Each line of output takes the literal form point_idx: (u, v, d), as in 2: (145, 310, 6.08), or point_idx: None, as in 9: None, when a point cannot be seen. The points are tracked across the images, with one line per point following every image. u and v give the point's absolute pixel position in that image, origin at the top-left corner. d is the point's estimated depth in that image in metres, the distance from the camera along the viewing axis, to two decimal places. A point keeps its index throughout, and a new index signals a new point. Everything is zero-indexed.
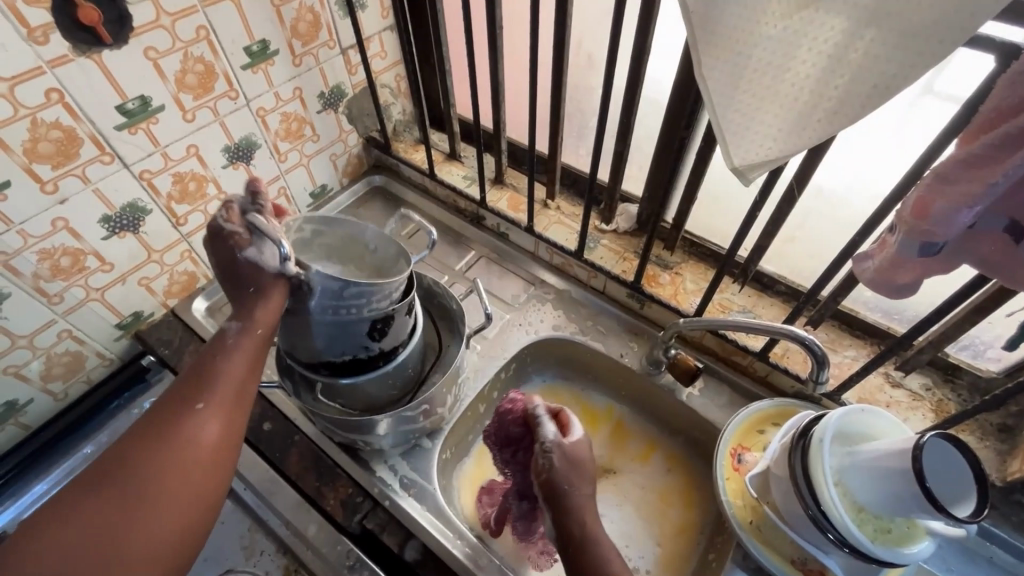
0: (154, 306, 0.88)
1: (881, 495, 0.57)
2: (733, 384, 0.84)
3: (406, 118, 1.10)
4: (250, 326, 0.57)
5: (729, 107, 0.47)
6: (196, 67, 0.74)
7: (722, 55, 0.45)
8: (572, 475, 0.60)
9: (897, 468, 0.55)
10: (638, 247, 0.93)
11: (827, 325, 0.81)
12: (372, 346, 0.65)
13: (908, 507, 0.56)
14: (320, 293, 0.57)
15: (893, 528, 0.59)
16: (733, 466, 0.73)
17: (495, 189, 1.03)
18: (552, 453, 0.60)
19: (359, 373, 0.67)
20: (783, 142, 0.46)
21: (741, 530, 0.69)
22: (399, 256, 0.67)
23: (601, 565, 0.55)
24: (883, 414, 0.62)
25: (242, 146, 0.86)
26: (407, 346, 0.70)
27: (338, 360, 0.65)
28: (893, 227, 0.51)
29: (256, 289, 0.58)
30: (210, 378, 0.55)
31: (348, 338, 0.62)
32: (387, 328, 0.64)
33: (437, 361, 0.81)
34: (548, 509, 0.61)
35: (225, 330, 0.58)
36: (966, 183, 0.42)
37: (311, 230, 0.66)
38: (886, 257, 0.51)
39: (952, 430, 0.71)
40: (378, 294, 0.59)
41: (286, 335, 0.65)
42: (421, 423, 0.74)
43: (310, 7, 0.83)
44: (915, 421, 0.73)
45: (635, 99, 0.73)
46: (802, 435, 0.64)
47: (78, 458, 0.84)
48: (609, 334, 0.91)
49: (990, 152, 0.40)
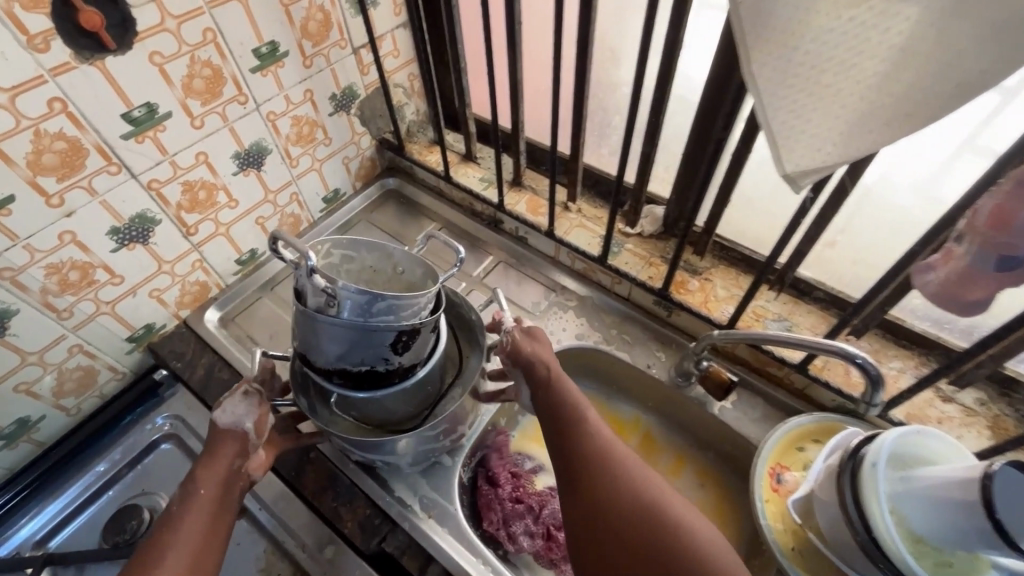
0: (166, 317, 0.86)
1: (944, 527, 0.52)
2: (768, 397, 0.79)
3: (420, 118, 1.06)
4: (194, 486, 0.58)
5: (781, 107, 0.42)
6: (203, 71, 0.71)
7: (774, 50, 0.40)
8: (532, 350, 0.67)
9: (965, 501, 0.50)
10: (665, 252, 0.88)
11: (870, 334, 0.76)
12: (393, 359, 0.62)
13: (971, 542, 0.51)
14: (346, 309, 0.56)
15: (955, 562, 0.55)
16: (773, 487, 0.69)
17: (513, 191, 0.99)
18: (511, 331, 0.70)
19: (375, 387, 0.64)
20: (844, 146, 0.41)
21: (783, 557, 0.64)
22: (428, 274, 0.64)
23: (562, 409, 0.63)
24: (942, 437, 0.58)
25: (252, 152, 0.83)
26: (428, 362, 0.67)
27: (354, 371, 0.61)
28: (959, 237, 0.46)
29: (209, 448, 0.62)
30: (157, 550, 0.52)
31: (370, 349, 0.60)
32: (412, 342, 0.61)
33: (457, 375, 0.77)
34: (518, 373, 0.69)
35: (168, 505, 0.57)
36: None
37: (339, 256, 0.65)
38: (955, 269, 0.46)
39: (1011, 451, 0.66)
40: (406, 310, 0.57)
41: (302, 345, 0.62)
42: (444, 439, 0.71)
43: (320, 6, 0.79)
44: (971, 439, 0.68)
45: (665, 96, 0.68)
46: (850, 456, 0.60)
47: (94, 474, 0.81)
48: (635, 344, 0.87)
49: None
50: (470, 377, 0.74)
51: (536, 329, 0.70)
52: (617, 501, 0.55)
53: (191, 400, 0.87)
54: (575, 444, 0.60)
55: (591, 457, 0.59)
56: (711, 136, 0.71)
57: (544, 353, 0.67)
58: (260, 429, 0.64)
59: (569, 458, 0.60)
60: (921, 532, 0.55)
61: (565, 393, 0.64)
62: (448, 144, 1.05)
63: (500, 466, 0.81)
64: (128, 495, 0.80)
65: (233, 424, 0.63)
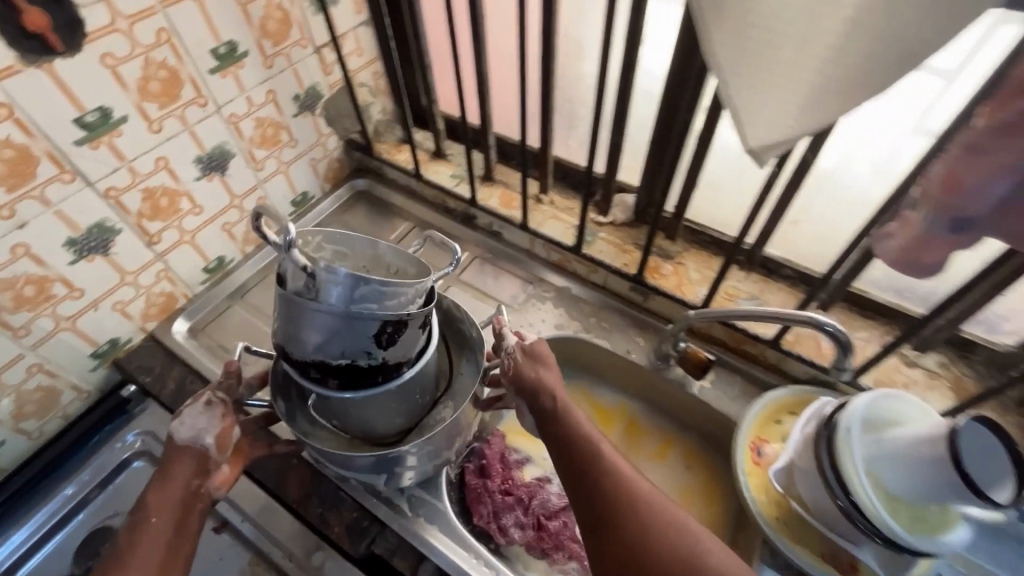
0: (131, 331, 0.83)
1: (916, 484, 0.55)
2: (744, 375, 0.82)
3: (387, 117, 1.05)
4: (144, 514, 0.57)
5: (741, 84, 0.44)
6: (159, 73, 0.69)
7: (733, 28, 0.42)
8: (536, 375, 0.65)
9: (932, 457, 0.53)
10: (637, 239, 0.90)
11: (838, 308, 0.79)
12: (375, 352, 0.60)
13: (938, 494, 0.54)
14: (330, 293, 0.54)
15: (929, 516, 0.57)
16: (754, 461, 0.71)
17: (485, 187, 0.99)
18: (515, 353, 0.67)
19: (362, 387, 0.62)
20: (802, 119, 0.43)
21: (767, 526, 0.67)
22: (418, 269, 0.63)
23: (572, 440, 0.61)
24: (908, 398, 0.60)
25: (215, 156, 0.81)
26: (416, 363, 0.65)
27: (334, 363, 0.59)
28: (913, 204, 0.48)
29: (161, 469, 0.61)
30: None
31: (351, 341, 0.58)
32: (397, 336, 0.59)
33: (448, 388, 0.76)
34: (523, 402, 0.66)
35: (121, 533, 0.57)
36: (1000, 152, 0.40)
37: (328, 251, 0.63)
38: (911, 236, 0.48)
39: (972, 409, 0.69)
40: (389, 297, 0.56)
41: (283, 336, 0.60)
42: (434, 448, 0.67)
43: (278, 4, 0.78)
44: (935, 401, 0.71)
45: (630, 84, 0.69)
46: (827, 425, 0.62)
47: (60, 499, 0.77)
48: (614, 331, 0.88)
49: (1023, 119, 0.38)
50: (464, 394, 0.74)
51: (538, 350, 0.67)
52: (644, 543, 0.54)
53: (160, 415, 0.83)
54: (590, 476, 0.58)
55: (610, 491, 0.57)
56: (676, 122, 0.72)
57: (549, 378, 0.65)
58: (221, 445, 0.63)
59: (584, 491, 0.58)
60: (892, 489, 0.57)
61: (576, 422, 0.62)
62: (416, 142, 1.04)
63: (488, 459, 0.81)
64: (99, 518, 0.77)
65: (192, 440, 0.62)
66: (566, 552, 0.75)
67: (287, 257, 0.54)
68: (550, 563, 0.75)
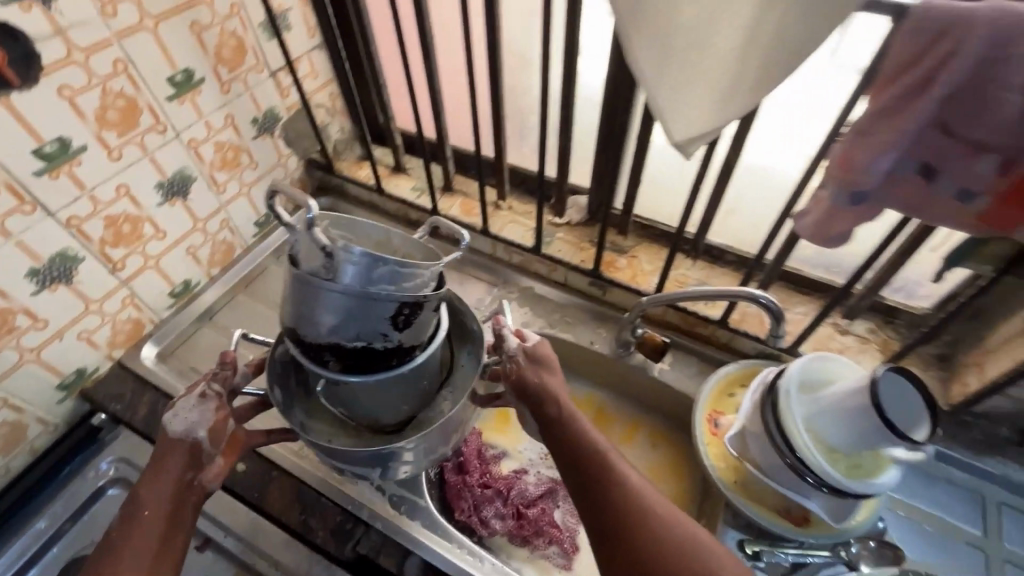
0: (98, 360, 0.83)
1: (849, 434, 0.61)
2: (699, 355, 0.88)
3: (346, 136, 1.08)
4: (137, 506, 0.58)
5: (662, 86, 0.50)
6: (117, 102, 0.70)
7: (650, 38, 0.47)
8: (538, 382, 0.66)
9: (857, 406, 0.59)
10: (593, 236, 0.96)
11: (777, 286, 0.86)
12: (391, 335, 0.61)
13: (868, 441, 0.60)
14: (347, 273, 0.56)
15: (863, 463, 0.64)
16: (711, 431, 0.77)
17: (446, 197, 1.03)
18: (518, 357, 0.68)
19: (368, 370, 0.63)
20: (716, 113, 0.49)
21: (727, 490, 0.72)
22: (429, 253, 0.65)
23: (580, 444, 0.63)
24: (840, 359, 0.67)
25: (176, 181, 0.82)
26: (426, 347, 0.67)
27: (349, 346, 0.61)
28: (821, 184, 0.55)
29: (153, 463, 0.61)
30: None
31: (367, 323, 0.59)
32: (412, 318, 0.61)
33: (449, 378, 0.77)
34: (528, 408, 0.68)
35: (113, 526, 0.57)
36: (881, 132, 0.47)
37: (339, 235, 0.64)
38: (821, 211, 0.54)
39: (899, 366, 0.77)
40: (407, 276, 0.57)
41: (296, 318, 0.61)
42: (431, 443, 0.70)
43: (232, 32, 0.80)
44: (867, 363, 0.79)
45: (571, 92, 0.75)
46: (770, 390, 0.68)
47: (31, 535, 0.75)
48: (577, 324, 0.93)
49: (896, 103, 0.45)
50: (463, 385, 0.75)
51: (542, 353, 0.68)
52: (656, 546, 0.56)
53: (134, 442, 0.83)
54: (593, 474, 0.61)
55: (609, 488, 0.60)
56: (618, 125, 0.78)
57: (553, 385, 0.67)
58: (215, 439, 0.64)
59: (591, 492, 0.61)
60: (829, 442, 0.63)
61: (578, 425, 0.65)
62: (376, 158, 1.08)
63: (465, 455, 0.84)
64: (73, 550, 0.76)
65: (185, 432, 0.62)
66: (545, 537, 0.78)
67: (305, 237, 0.56)
68: (531, 549, 0.78)
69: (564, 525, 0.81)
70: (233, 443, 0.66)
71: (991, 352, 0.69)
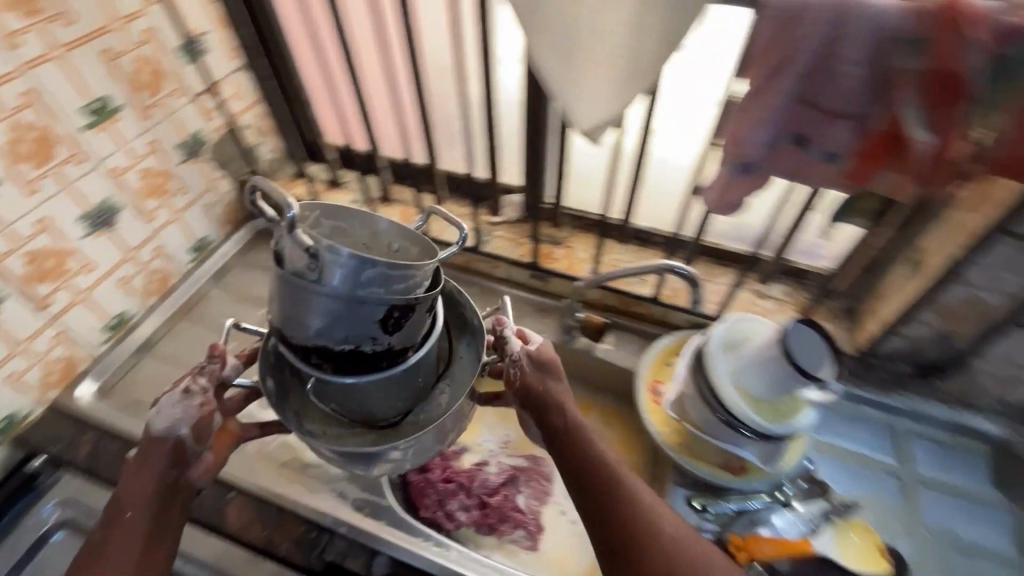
0: (29, 403, 0.79)
1: (767, 383, 0.68)
2: (638, 331, 0.93)
3: (278, 155, 1.08)
4: (118, 512, 0.56)
5: (565, 81, 0.55)
6: (29, 135, 0.69)
7: (547, 38, 0.52)
8: (535, 382, 0.68)
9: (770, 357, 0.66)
10: (529, 231, 1.01)
11: (701, 261, 0.93)
12: (380, 336, 0.61)
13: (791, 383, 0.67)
14: (333, 275, 0.55)
15: (783, 407, 0.71)
16: (653, 400, 0.82)
17: (385, 207, 1.06)
18: (522, 362, 0.69)
19: (361, 371, 0.64)
20: (614, 100, 0.54)
21: (672, 452, 0.78)
22: (423, 248, 0.65)
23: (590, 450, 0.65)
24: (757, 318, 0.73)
25: (100, 211, 0.80)
26: (421, 347, 0.68)
27: (337, 349, 0.61)
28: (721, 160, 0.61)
29: (135, 462, 0.59)
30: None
31: (358, 324, 0.59)
32: (403, 321, 0.61)
33: (448, 370, 0.79)
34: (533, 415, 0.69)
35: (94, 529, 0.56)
36: (758, 110, 0.54)
37: (325, 228, 0.63)
38: (720, 185, 0.60)
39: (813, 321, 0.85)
40: (396, 276, 0.57)
41: (285, 318, 0.61)
42: (422, 446, 0.71)
43: (147, 58, 0.80)
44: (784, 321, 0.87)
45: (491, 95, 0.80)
46: (699, 354, 0.74)
47: None
48: (523, 316, 0.97)
49: (764, 83, 0.52)
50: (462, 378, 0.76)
51: (548, 361, 0.70)
52: (665, 554, 0.59)
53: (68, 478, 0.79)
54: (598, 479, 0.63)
55: (614, 493, 0.62)
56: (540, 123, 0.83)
57: (560, 394, 0.69)
58: (199, 434, 0.61)
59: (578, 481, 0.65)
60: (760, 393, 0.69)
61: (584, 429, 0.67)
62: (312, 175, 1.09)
63: None
64: None
65: (167, 430, 0.59)
66: (511, 522, 0.82)
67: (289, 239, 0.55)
68: (497, 536, 0.80)
69: (528, 509, 0.83)
70: (222, 436, 0.66)
71: (881, 296, 0.79)
